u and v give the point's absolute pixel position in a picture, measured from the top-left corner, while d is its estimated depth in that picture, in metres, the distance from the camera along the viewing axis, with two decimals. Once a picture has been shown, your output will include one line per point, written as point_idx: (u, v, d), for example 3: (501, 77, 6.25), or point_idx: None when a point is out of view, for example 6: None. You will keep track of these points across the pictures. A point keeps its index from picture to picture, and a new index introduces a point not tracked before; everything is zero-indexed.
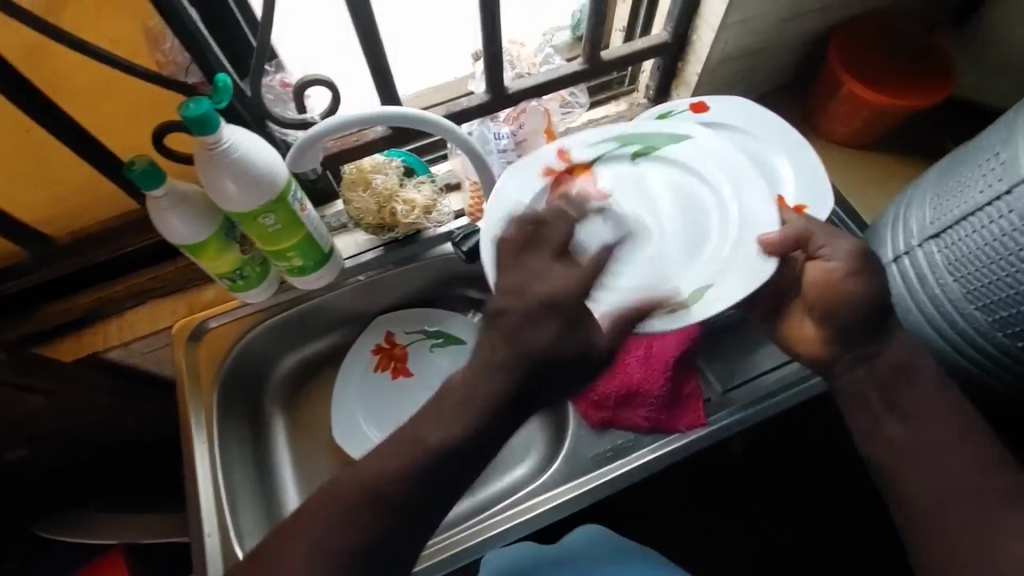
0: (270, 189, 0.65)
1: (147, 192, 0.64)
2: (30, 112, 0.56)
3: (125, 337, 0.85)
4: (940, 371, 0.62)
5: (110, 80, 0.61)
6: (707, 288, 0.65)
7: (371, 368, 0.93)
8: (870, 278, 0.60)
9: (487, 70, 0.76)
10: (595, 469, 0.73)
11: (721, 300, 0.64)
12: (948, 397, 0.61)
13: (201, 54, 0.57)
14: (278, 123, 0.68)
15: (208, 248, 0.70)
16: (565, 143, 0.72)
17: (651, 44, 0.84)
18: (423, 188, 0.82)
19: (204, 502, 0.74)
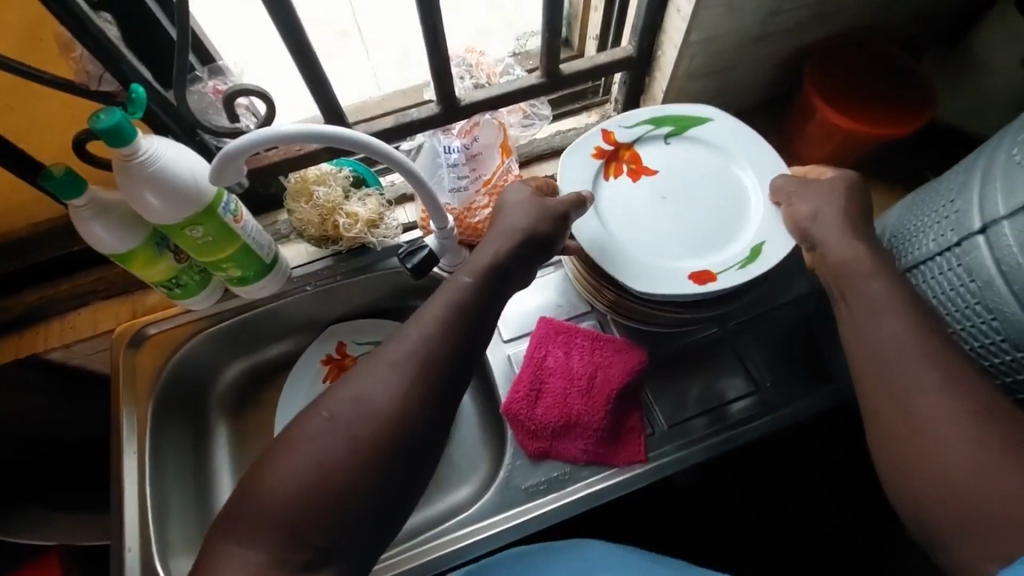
0: (197, 202, 0.63)
1: (66, 201, 0.62)
2: None
3: (66, 339, 0.82)
4: (879, 302, 0.56)
5: (21, 88, 0.59)
6: (764, 242, 0.69)
7: (320, 379, 0.91)
8: (826, 193, 0.65)
9: (437, 80, 0.73)
10: (526, 503, 0.71)
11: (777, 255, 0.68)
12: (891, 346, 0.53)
13: (113, 63, 0.55)
14: (209, 132, 0.65)
15: (138, 258, 0.68)
16: (607, 126, 0.75)
17: (616, 57, 0.80)
18: (370, 201, 0.78)
19: (128, 517, 0.73)
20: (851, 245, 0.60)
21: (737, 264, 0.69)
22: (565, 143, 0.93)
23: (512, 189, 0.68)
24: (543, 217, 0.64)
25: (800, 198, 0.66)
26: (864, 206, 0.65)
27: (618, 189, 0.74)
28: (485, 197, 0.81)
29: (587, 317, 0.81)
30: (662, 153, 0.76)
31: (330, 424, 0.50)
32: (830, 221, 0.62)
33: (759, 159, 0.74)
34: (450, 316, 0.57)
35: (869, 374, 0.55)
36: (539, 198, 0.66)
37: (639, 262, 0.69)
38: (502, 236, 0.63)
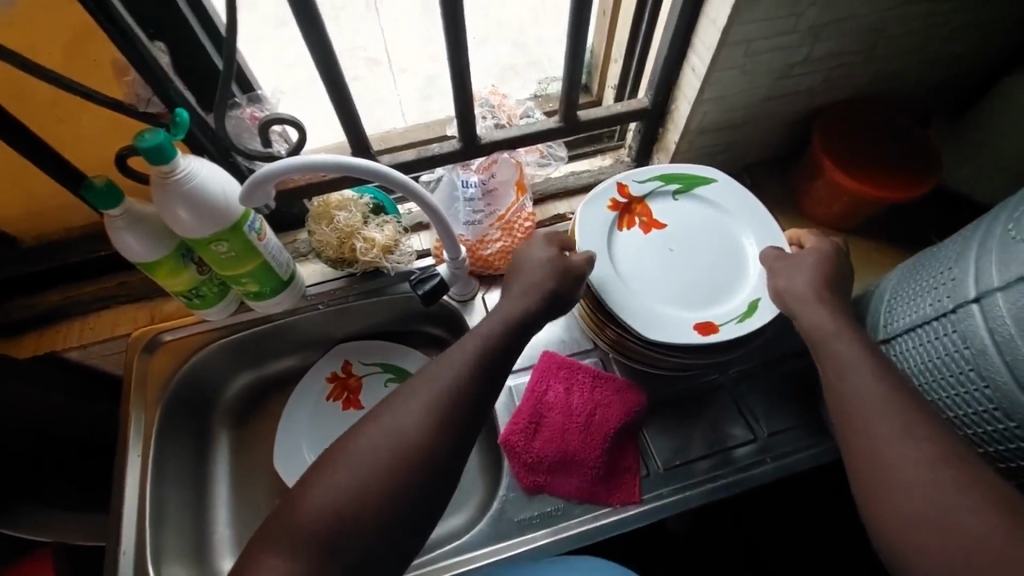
0: (223, 220, 0.66)
1: (104, 211, 0.65)
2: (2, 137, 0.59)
3: (84, 340, 0.86)
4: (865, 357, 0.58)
5: (70, 107, 0.63)
6: (760, 298, 0.71)
7: (324, 396, 0.93)
8: (806, 267, 0.67)
9: (460, 119, 0.77)
10: (519, 536, 0.71)
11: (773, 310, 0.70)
12: (875, 408, 0.55)
13: (163, 88, 0.59)
14: (243, 154, 0.70)
15: (162, 267, 0.71)
16: (623, 178, 0.78)
17: (632, 107, 0.85)
18: (387, 227, 0.81)
19: (128, 519, 0.74)
20: (826, 315, 0.62)
21: (736, 318, 0.70)
22: (579, 184, 0.97)
23: (528, 242, 0.71)
24: (548, 278, 0.66)
25: (783, 272, 0.68)
26: (838, 276, 0.67)
27: (631, 239, 0.75)
28: (498, 231, 0.84)
29: (590, 354, 0.83)
30: (672, 210, 0.78)
31: (371, 451, 0.53)
32: (806, 292, 0.65)
33: (755, 223, 0.76)
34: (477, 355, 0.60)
35: (859, 435, 0.55)
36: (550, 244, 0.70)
37: (647, 309, 0.70)
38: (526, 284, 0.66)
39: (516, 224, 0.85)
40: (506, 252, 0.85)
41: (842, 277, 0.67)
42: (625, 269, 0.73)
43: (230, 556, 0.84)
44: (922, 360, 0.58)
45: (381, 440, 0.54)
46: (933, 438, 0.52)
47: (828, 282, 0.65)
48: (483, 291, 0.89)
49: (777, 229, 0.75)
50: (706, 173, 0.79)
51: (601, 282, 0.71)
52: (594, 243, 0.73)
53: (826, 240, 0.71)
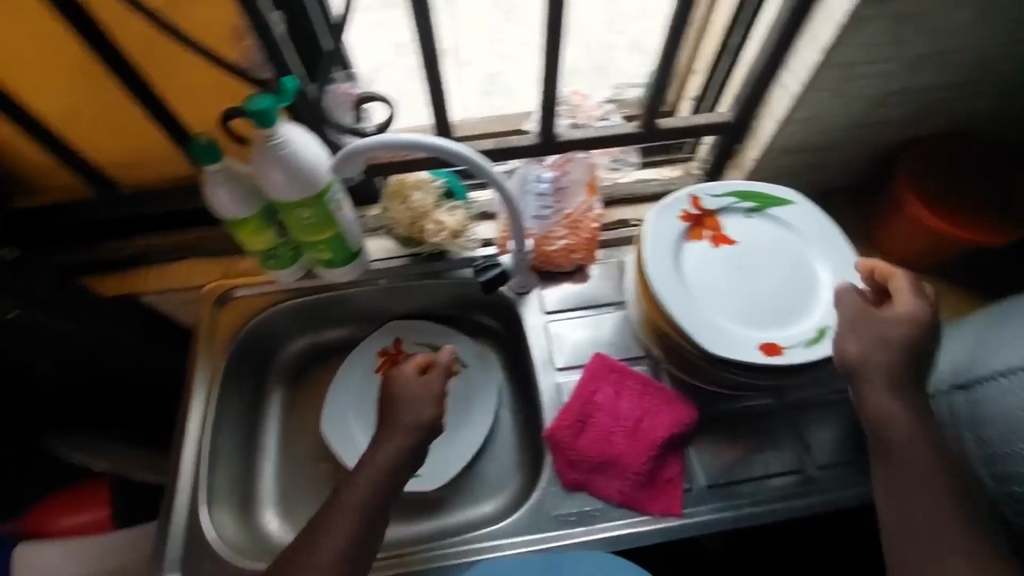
0: (312, 186, 0.69)
1: (204, 166, 0.69)
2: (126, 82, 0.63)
3: (162, 286, 0.91)
4: (930, 468, 0.58)
5: (195, 67, 0.65)
6: (830, 325, 0.70)
7: (373, 369, 0.95)
8: (884, 333, 0.61)
9: (544, 114, 0.78)
10: (555, 530, 0.72)
11: None
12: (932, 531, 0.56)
13: (278, 54, 0.63)
14: (335, 129, 0.73)
15: (248, 226, 0.75)
16: (697, 190, 0.78)
17: (712, 121, 0.85)
18: (456, 213, 0.84)
19: (188, 459, 0.78)
20: (897, 409, 0.60)
21: (804, 342, 0.69)
22: (647, 191, 0.96)
23: (402, 380, 0.72)
24: (424, 407, 0.69)
25: (853, 336, 0.63)
26: (917, 348, 0.61)
27: (702, 252, 0.75)
28: (563, 229, 0.85)
29: (640, 360, 0.84)
30: (744, 227, 0.77)
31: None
32: (882, 370, 0.61)
33: (828, 248, 0.75)
34: (360, 504, 0.63)
35: (913, 548, 0.56)
36: (424, 383, 0.72)
37: (713, 323, 0.70)
38: (400, 429, 0.68)
39: (582, 225, 0.85)
40: (569, 251, 0.86)
41: (927, 352, 0.61)
42: (694, 282, 0.73)
43: (270, 510, 0.87)
44: (1003, 410, 0.57)
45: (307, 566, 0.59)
46: (974, 534, 0.55)
47: (903, 359, 0.60)
48: (540, 287, 0.90)
49: (853, 256, 0.74)
50: (781, 193, 0.79)
51: (670, 291, 0.70)
52: (665, 252, 0.73)
53: (915, 301, 0.62)
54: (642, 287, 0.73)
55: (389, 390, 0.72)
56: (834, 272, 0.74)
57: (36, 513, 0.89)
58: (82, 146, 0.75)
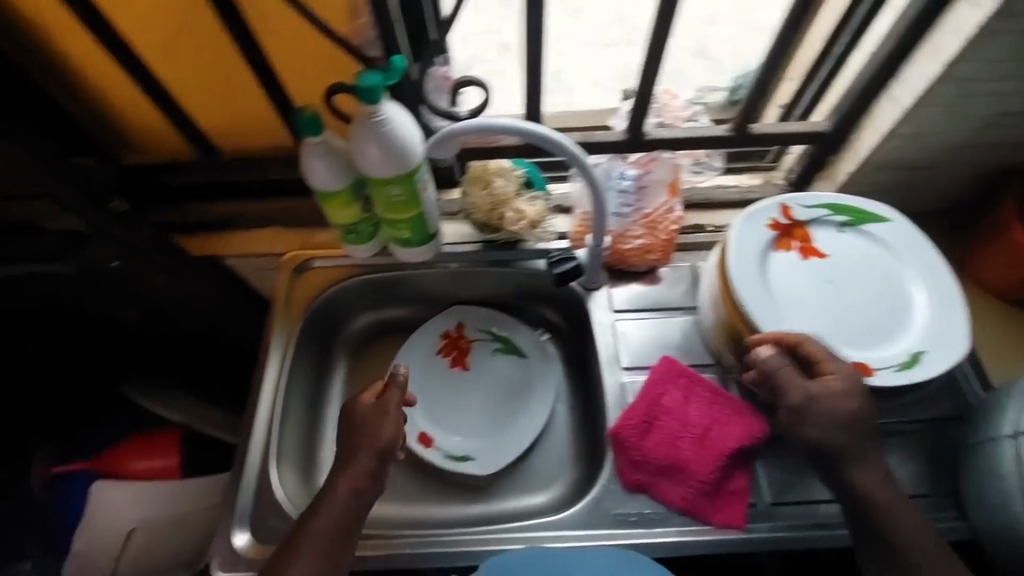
0: (405, 164, 0.71)
1: (305, 137, 0.71)
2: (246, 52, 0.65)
3: (244, 251, 0.94)
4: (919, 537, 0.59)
5: (314, 46, 0.68)
6: (925, 351, 0.67)
7: (435, 350, 0.97)
8: (824, 404, 0.62)
9: (635, 111, 0.78)
10: (614, 529, 0.71)
11: (939, 366, 0.66)
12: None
13: (390, 33, 0.64)
14: (431, 109, 0.74)
15: (338, 198, 0.77)
16: (788, 200, 0.76)
17: (807, 129, 0.82)
18: (536, 203, 0.84)
19: (262, 416, 0.82)
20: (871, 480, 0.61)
21: (896, 366, 0.67)
22: (726, 197, 0.95)
23: (356, 408, 0.71)
24: (380, 430, 0.69)
25: (790, 416, 0.64)
26: (851, 421, 0.61)
27: (790, 263, 0.73)
28: (641, 228, 0.85)
29: (708, 368, 0.82)
30: (835, 240, 0.75)
31: None
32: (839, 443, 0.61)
33: (925, 270, 0.72)
34: (327, 528, 0.64)
35: None
36: (378, 409, 0.71)
37: (799, 338, 0.68)
38: (362, 454, 0.68)
39: (660, 225, 0.85)
40: (644, 251, 0.85)
41: (871, 417, 0.62)
42: (781, 293, 0.71)
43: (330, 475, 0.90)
44: None
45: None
46: None
47: (840, 433, 0.61)
48: (610, 285, 0.89)
49: (953, 281, 0.71)
50: (878, 209, 0.76)
51: (756, 302, 0.70)
52: (752, 261, 0.72)
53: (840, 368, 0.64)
54: (725, 293, 0.72)
55: (346, 420, 0.71)
56: (932, 295, 0.71)
57: (112, 455, 0.92)
58: (193, 110, 0.79)
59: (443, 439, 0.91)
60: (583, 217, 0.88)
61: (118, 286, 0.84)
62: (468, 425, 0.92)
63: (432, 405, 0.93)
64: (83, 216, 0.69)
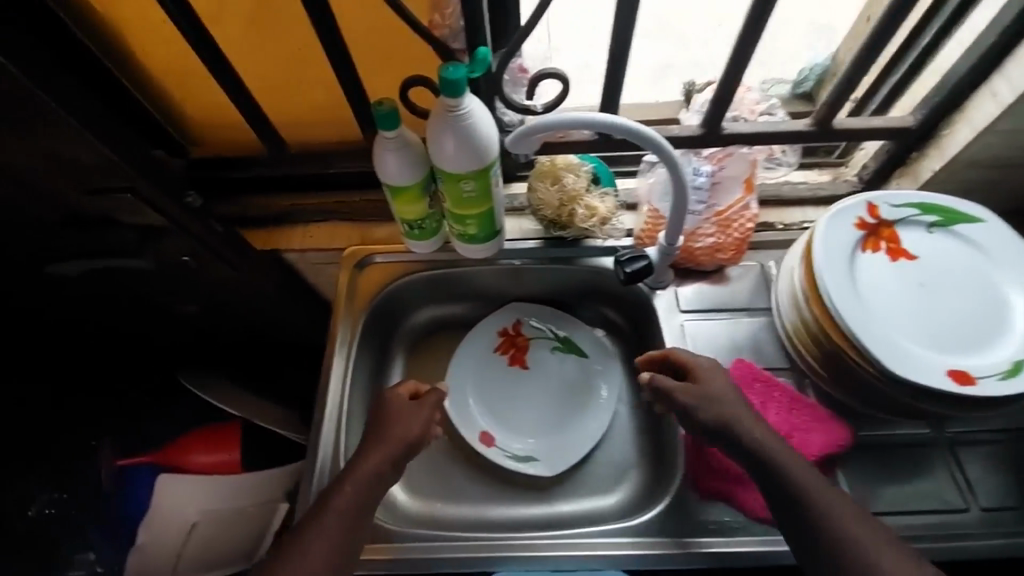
0: (482, 160, 0.69)
1: (380, 131, 0.70)
2: (329, 46, 0.64)
3: (305, 246, 0.94)
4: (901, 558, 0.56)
5: (396, 40, 0.67)
6: None
7: (493, 348, 0.96)
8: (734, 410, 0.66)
9: (714, 105, 0.75)
10: (692, 536, 0.72)
11: None
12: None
13: (476, 25, 0.61)
14: (506, 103, 0.71)
15: (407, 193, 0.76)
16: (874, 198, 0.73)
17: (892, 124, 0.79)
18: (606, 200, 0.83)
19: (328, 412, 0.82)
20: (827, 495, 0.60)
21: (996, 374, 0.64)
22: (794, 194, 0.92)
23: (392, 402, 0.74)
24: (411, 424, 0.71)
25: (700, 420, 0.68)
26: (746, 410, 0.66)
27: (878, 265, 0.71)
28: (713, 226, 0.82)
29: (783, 372, 0.80)
30: (925, 241, 0.72)
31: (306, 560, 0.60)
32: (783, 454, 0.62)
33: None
34: (348, 506, 0.64)
35: None
36: (415, 408, 0.74)
37: (890, 342, 0.66)
38: (387, 442, 0.70)
39: (734, 223, 0.81)
40: (715, 250, 0.83)
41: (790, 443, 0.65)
42: (870, 295, 0.69)
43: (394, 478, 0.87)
44: None
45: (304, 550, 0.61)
46: None
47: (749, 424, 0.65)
48: (676, 284, 0.87)
49: None
50: (972, 210, 0.73)
51: (844, 303, 0.67)
52: (838, 261, 0.70)
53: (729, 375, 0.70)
54: (812, 293, 0.70)
55: (379, 411, 0.74)
56: None
57: (176, 447, 0.93)
58: (264, 101, 0.79)
59: (503, 439, 0.89)
60: (651, 214, 0.84)
61: (185, 281, 0.83)
62: (529, 425, 0.91)
63: (492, 403, 0.92)
64: (162, 212, 0.69)
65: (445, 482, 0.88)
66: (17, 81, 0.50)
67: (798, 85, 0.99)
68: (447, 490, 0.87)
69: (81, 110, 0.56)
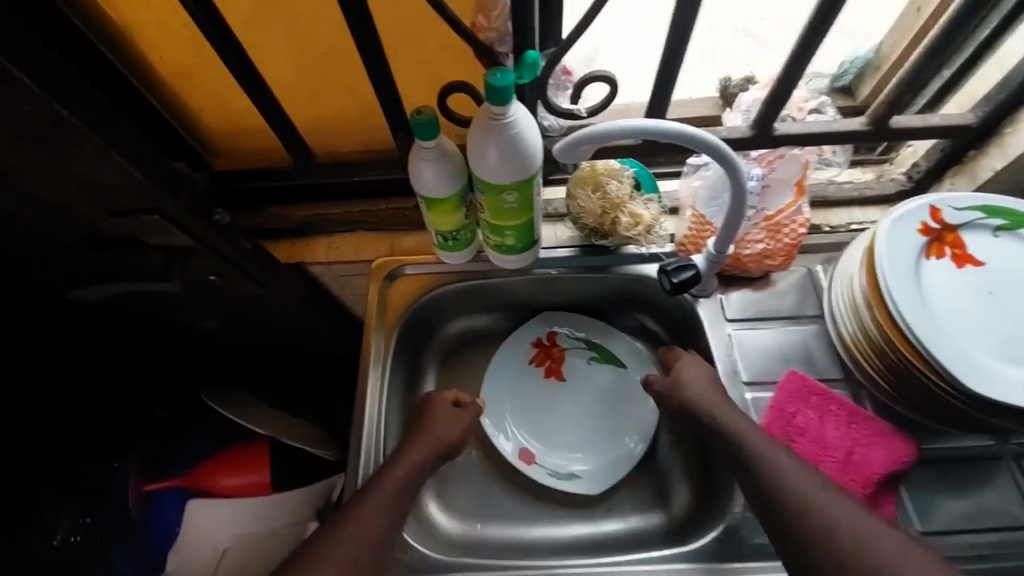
0: (528, 169, 0.65)
1: (418, 140, 0.66)
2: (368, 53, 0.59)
3: (331, 258, 0.89)
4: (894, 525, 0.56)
5: (436, 40, 0.63)
6: None
7: (527, 360, 0.93)
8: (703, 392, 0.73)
9: (768, 104, 0.72)
10: (751, 563, 0.69)
11: None
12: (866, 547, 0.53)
13: (525, 28, 0.57)
14: (549, 109, 0.67)
15: (444, 205, 0.72)
16: (937, 201, 0.70)
17: (952, 122, 0.75)
18: (651, 206, 0.79)
19: (366, 433, 0.79)
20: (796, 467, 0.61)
21: None
22: (839, 195, 0.87)
23: (437, 404, 0.76)
24: (456, 426, 0.74)
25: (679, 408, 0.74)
26: (716, 396, 0.72)
27: (943, 273, 0.67)
28: (762, 231, 0.78)
29: (837, 383, 0.77)
30: (990, 246, 0.69)
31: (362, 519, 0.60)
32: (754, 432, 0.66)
33: None
34: (401, 487, 0.65)
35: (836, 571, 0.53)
36: (457, 413, 0.76)
37: (961, 354, 0.63)
38: (430, 437, 0.72)
39: (785, 229, 0.78)
40: (764, 256, 0.79)
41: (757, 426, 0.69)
42: (936, 305, 0.66)
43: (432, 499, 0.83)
44: None
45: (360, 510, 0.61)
46: None
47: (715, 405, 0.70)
48: (721, 292, 0.84)
49: None
50: None
51: (910, 314, 0.64)
52: (902, 270, 0.66)
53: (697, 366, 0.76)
54: (879, 302, 0.67)
55: (422, 411, 0.76)
56: None
57: (201, 471, 0.91)
58: (290, 108, 0.75)
59: (543, 456, 0.87)
60: (695, 220, 0.81)
61: (209, 299, 0.80)
62: (569, 439, 0.88)
63: (529, 419, 0.90)
64: (189, 231, 0.65)
65: (484, 501, 0.85)
66: (47, 99, 0.46)
67: (837, 79, 0.93)
68: (486, 510, 0.85)
69: (110, 129, 0.52)
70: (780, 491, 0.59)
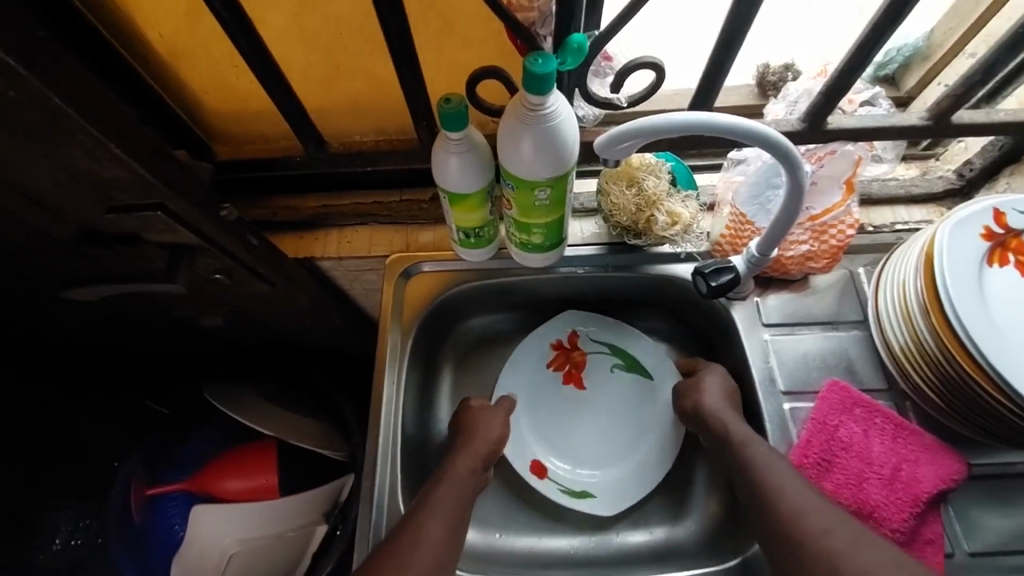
0: (562, 165, 0.59)
1: (443, 131, 0.60)
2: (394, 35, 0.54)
3: (341, 252, 0.84)
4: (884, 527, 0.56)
5: (468, 19, 0.58)
6: None
7: (546, 363, 0.88)
8: (715, 392, 0.74)
9: (824, 98, 0.67)
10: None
11: None
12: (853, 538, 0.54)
13: (569, 9, 0.52)
14: (586, 97, 0.63)
15: (468, 201, 0.67)
16: (1002, 204, 0.65)
17: (1017, 118, 0.70)
18: (689, 204, 0.74)
19: (384, 440, 0.74)
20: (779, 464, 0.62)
21: None
22: (883, 193, 0.82)
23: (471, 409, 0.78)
24: (497, 425, 0.76)
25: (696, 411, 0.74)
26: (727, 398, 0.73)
27: (1009, 282, 0.63)
28: (806, 232, 0.74)
29: (882, 395, 0.73)
30: None
31: (433, 519, 0.61)
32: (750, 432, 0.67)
33: None
34: (461, 485, 0.67)
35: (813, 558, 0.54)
36: (493, 410, 0.78)
37: None
38: (477, 440, 0.73)
39: (831, 231, 0.73)
40: (807, 259, 0.75)
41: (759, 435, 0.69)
42: (1003, 316, 0.61)
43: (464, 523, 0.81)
44: None
45: (417, 516, 0.62)
46: None
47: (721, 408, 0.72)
48: (757, 295, 0.79)
49: None
50: None
51: (976, 326, 0.60)
52: (965, 278, 0.62)
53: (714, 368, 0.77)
54: (938, 313, 0.62)
55: (462, 416, 0.78)
56: None
57: (207, 474, 0.87)
58: (303, 93, 0.69)
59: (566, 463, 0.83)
60: (735, 219, 0.76)
61: (215, 297, 0.74)
62: (590, 448, 0.84)
63: (549, 423, 0.86)
64: (195, 228, 0.60)
65: (504, 508, 0.82)
66: (35, 85, 0.40)
67: (880, 68, 0.83)
68: (506, 518, 0.82)
69: (110, 119, 0.47)
70: (778, 506, 0.59)
